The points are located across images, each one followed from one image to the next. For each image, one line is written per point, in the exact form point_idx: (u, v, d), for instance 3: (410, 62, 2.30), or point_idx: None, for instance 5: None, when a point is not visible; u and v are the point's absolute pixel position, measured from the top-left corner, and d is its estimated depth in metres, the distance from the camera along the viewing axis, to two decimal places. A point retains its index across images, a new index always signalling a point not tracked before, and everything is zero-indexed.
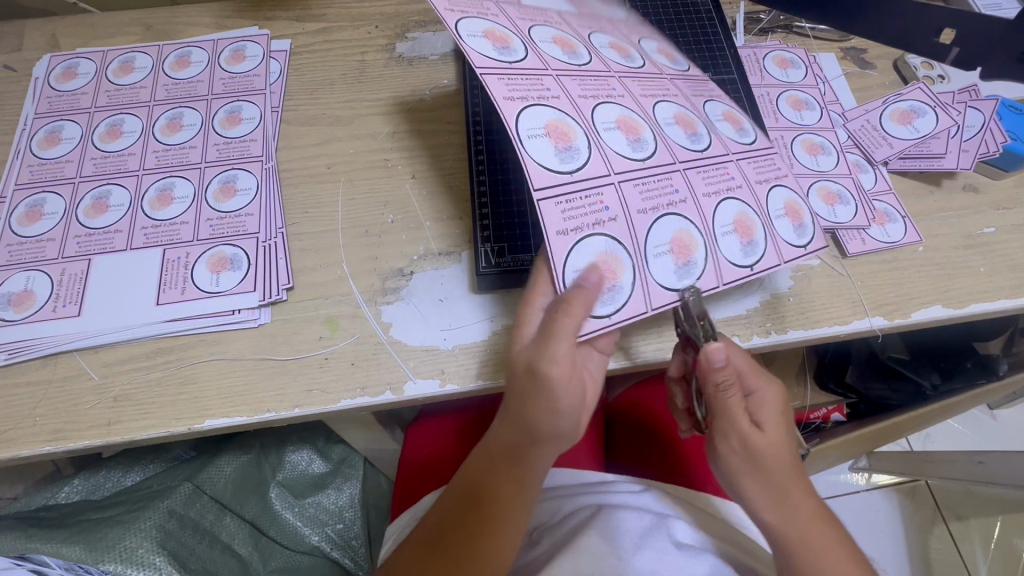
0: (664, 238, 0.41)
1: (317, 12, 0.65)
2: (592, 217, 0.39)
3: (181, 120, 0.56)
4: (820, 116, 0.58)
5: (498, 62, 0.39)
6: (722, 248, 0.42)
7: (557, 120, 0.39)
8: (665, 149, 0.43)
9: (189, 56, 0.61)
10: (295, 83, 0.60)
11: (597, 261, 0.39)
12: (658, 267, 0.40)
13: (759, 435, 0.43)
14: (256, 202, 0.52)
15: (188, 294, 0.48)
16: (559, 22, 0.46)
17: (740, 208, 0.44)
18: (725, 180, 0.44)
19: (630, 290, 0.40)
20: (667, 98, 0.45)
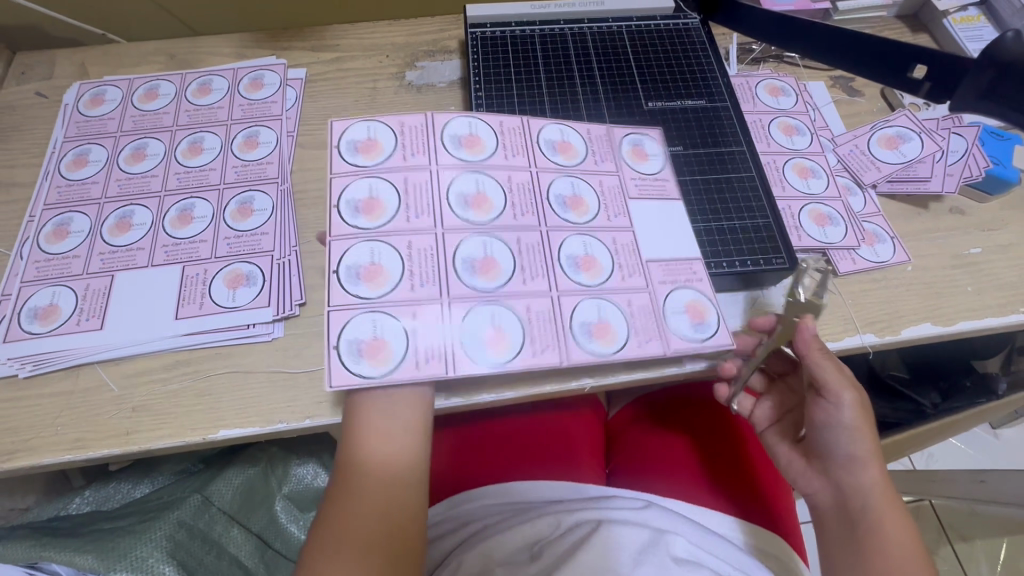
0: (676, 304, 0.46)
1: (332, 43, 0.69)
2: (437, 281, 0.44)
3: (202, 143, 0.59)
4: (810, 141, 0.61)
5: (463, 222, 0.46)
6: (672, 327, 0.45)
7: (474, 191, 0.47)
8: (540, 275, 0.46)
9: (210, 84, 0.64)
10: (310, 109, 0.64)
11: (598, 322, 0.45)
12: (674, 324, 0.46)
13: (839, 410, 0.45)
14: (271, 222, 0.55)
15: (206, 308, 0.50)
16: (503, 144, 0.49)
17: (695, 295, 0.47)
18: (686, 272, 0.48)
19: (626, 340, 0.45)
20: (592, 228, 0.48)
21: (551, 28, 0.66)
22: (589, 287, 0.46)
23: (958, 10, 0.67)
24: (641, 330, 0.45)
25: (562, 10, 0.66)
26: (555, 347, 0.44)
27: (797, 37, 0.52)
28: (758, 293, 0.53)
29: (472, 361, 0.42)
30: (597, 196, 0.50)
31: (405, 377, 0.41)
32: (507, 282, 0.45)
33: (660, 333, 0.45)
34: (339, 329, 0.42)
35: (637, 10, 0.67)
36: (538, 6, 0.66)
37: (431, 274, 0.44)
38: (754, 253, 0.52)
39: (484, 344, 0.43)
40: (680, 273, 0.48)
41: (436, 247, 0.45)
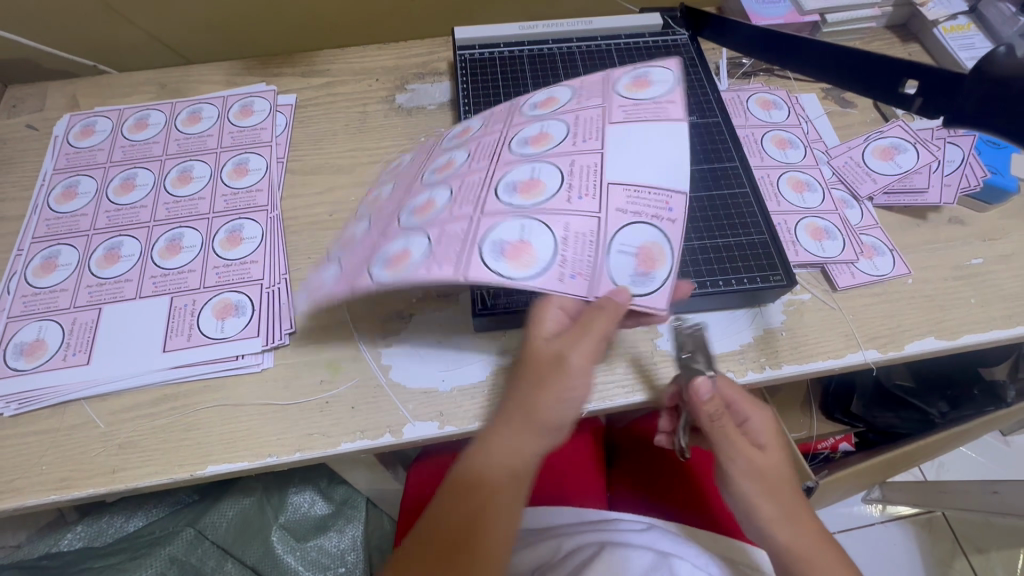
0: (631, 241, 0.41)
1: (321, 68, 0.69)
2: (387, 233, 0.45)
3: (191, 172, 0.59)
4: (804, 154, 0.60)
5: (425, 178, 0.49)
6: (609, 265, 0.40)
7: (444, 159, 0.49)
8: (469, 202, 0.43)
9: (200, 112, 0.64)
10: (300, 135, 0.63)
11: (517, 242, 0.40)
12: (615, 263, 0.40)
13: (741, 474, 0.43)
14: (261, 250, 0.54)
15: (194, 340, 0.49)
16: (488, 120, 0.50)
17: (649, 236, 0.41)
18: (655, 207, 0.41)
19: (547, 266, 0.40)
20: (559, 143, 0.44)
21: (540, 48, 0.65)
22: (531, 206, 0.42)
23: (948, 20, 0.68)
24: (571, 246, 0.41)
25: (550, 30, 0.66)
26: (455, 262, 0.40)
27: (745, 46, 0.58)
28: (756, 310, 0.52)
29: (377, 282, 0.42)
30: (575, 131, 0.45)
31: (332, 302, 0.45)
32: (437, 213, 0.44)
33: (592, 269, 0.40)
34: (321, 291, 0.49)
35: (625, 27, 0.67)
36: (526, 27, 0.66)
37: (387, 224, 0.48)
38: (753, 270, 0.50)
39: (389, 263, 0.42)
40: (653, 202, 0.41)
41: (399, 205, 0.49)
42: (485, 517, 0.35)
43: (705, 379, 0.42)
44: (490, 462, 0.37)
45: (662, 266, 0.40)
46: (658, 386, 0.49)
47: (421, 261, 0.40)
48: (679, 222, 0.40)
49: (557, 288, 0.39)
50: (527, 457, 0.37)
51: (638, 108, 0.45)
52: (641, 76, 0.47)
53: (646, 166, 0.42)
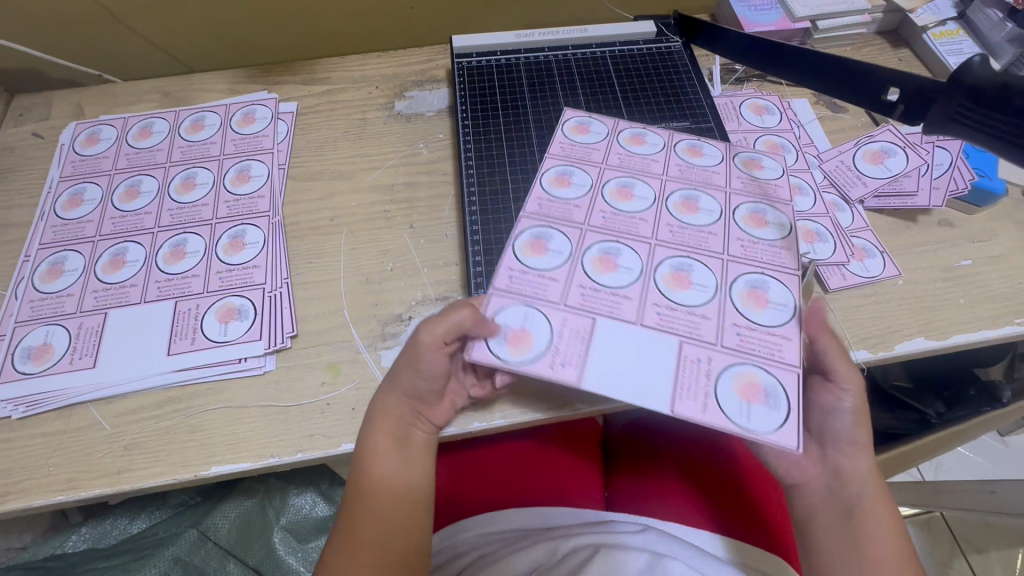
0: (521, 323, 0.44)
1: (322, 76, 0.70)
2: (586, 160, 0.54)
3: (195, 179, 0.60)
4: (796, 158, 0.61)
5: (619, 175, 0.53)
6: (506, 312, 0.44)
7: (630, 188, 0.52)
8: (564, 212, 0.50)
9: (203, 120, 0.65)
10: (302, 142, 0.65)
11: (538, 246, 0.48)
12: (510, 314, 0.44)
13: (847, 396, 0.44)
14: (263, 255, 0.55)
15: (198, 343, 0.51)
16: (697, 190, 0.52)
17: (539, 338, 0.43)
18: (579, 343, 0.43)
19: (525, 272, 0.47)
20: (652, 261, 0.47)
21: (536, 56, 0.67)
22: (581, 264, 0.47)
23: (937, 26, 0.69)
24: (543, 284, 0.46)
25: (546, 38, 0.68)
26: (533, 217, 0.50)
27: (726, 49, 0.60)
28: None
29: (540, 181, 0.53)
30: (645, 272, 0.47)
31: (551, 158, 0.54)
32: (562, 199, 0.51)
33: (513, 298, 0.45)
34: (621, 150, 0.55)
35: (619, 35, 0.68)
36: (523, 35, 0.67)
37: (614, 168, 0.53)
38: None
39: (555, 178, 0.53)
40: (574, 350, 0.43)
41: (609, 168, 0.53)
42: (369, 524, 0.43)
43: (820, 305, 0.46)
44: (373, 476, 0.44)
45: (529, 356, 0.42)
46: None
47: (527, 203, 0.51)
48: (554, 375, 0.42)
49: (500, 279, 0.46)
50: (411, 471, 0.45)
51: (708, 326, 0.44)
52: (785, 298, 0.45)
53: (607, 334, 0.43)
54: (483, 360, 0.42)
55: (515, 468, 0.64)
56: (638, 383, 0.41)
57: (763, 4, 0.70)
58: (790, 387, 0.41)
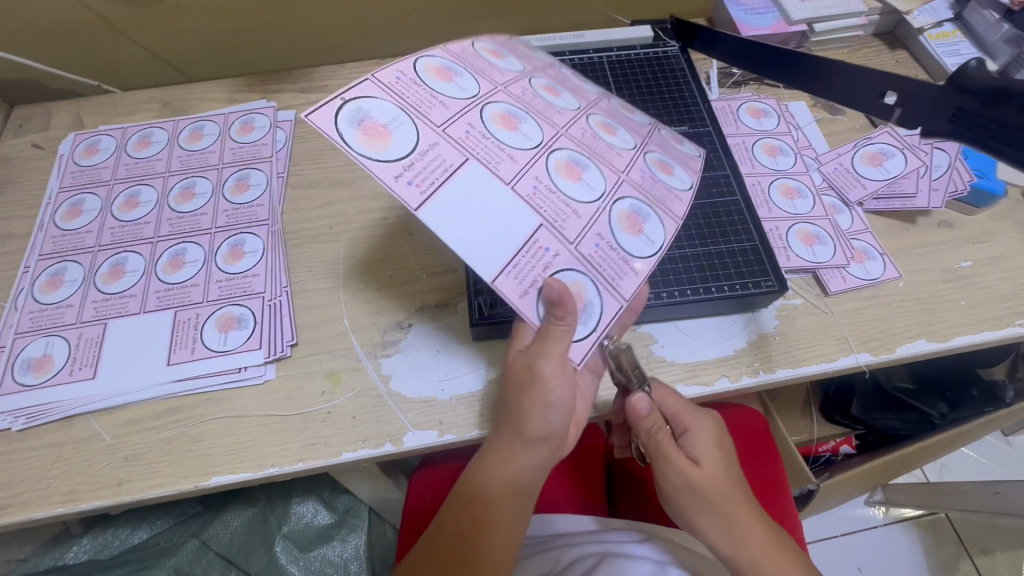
0: (390, 118, 0.35)
1: (321, 84, 0.71)
2: (528, 59, 0.46)
3: (194, 188, 0.60)
4: (794, 161, 0.61)
5: (550, 79, 0.46)
6: (379, 103, 0.35)
7: (559, 89, 0.45)
8: (487, 71, 0.42)
9: (202, 129, 0.65)
10: (300, 150, 0.65)
11: (442, 73, 0.39)
12: (382, 106, 0.35)
13: (685, 484, 0.44)
14: (262, 264, 0.55)
15: (198, 353, 0.50)
16: (622, 124, 0.46)
17: (400, 142, 0.35)
18: (438, 169, 0.35)
19: (414, 84, 0.37)
20: (552, 142, 0.40)
21: None
22: (480, 107, 0.39)
23: (934, 27, 0.69)
24: (431, 103, 0.37)
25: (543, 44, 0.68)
26: (451, 53, 0.41)
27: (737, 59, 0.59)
28: (750, 315, 0.53)
29: (473, 41, 0.44)
30: (542, 147, 0.39)
31: (494, 36, 0.47)
32: (488, 60, 0.43)
33: (392, 94, 0.36)
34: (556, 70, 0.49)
35: (616, 40, 0.68)
36: None
37: (548, 72, 0.47)
38: (744, 276, 0.51)
39: (491, 46, 0.45)
40: (430, 173, 0.35)
41: (548, 68, 0.47)
42: (496, 514, 0.43)
43: (643, 397, 0.45)
44: (487, 469, 0.43)
45: (382, 153, 0.34)
46: None
47: (450, 45, 0.42)
48: (392, 186, 0.34)
49: (387, 71, 0.37)
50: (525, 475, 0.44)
51: (579, 230, 0.38)
52: (656, 236, 0.41)
53: (470, 176, 0.36)
54: (319, 127, 0.33)
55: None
56: (477, 242, 0.35)
57: (759, 7, 0.70)
58: (608, 315, 0.39)
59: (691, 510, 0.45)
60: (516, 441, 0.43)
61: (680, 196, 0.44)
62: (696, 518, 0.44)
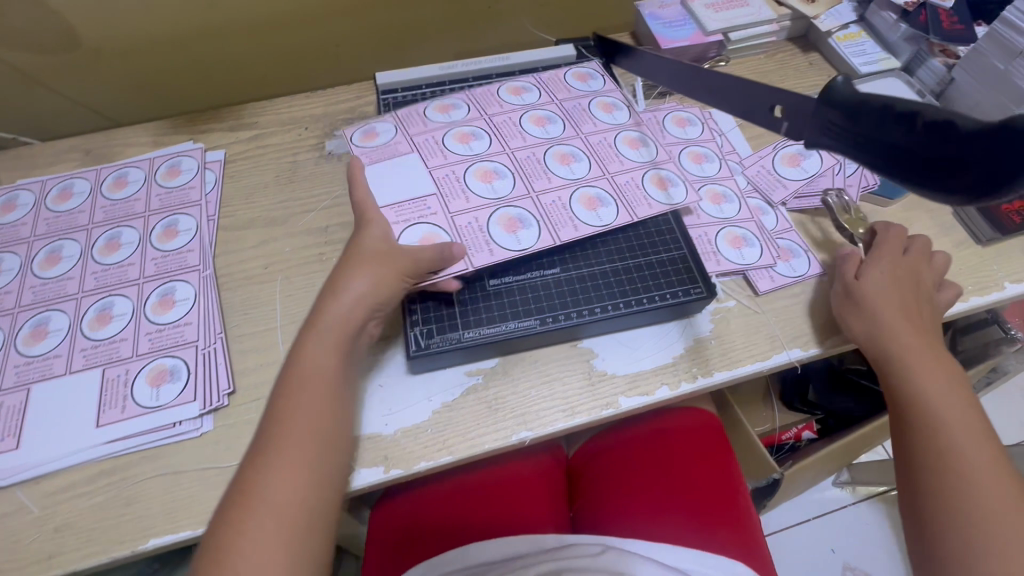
0: (385, 123, 0.59)
1: (250, 121, 0.69)
2: (549, 94, 0.63)
3: (120, 239, 0.58)
4: (719, 167, 0.63)
5: (554, 114, 0.61)
6: (377, 117, 0.59)
7: (545, 121, 0.60)
8: (490, 105, 0.61)
9: (127, 176, 0.63)
10: (230, 190, 0.64)
11: (447, 108, 0.61)
12: (381, 120, 0.59)
13: (894, 299, 0.50)
14: (194, 311, 0.54)
15: (129, 411, 0.49)
16: (588, 160, 0.57)
17: (383, 132, 0.58)
18: (387, 150, 0.56)
19: (427, 117, 0.60)
20: (489, 156, 0.57)
21: (460, 86, 0.66)
22: (451, 128, 0.59)
23: (840, 29, 0.73)
24: (415, 118, 0.59)
25: (469, 68, 0.67)
26: (471, 98, 0.62)
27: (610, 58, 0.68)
28: (685, 321, 0.54)
29: (504, 83, 0.64)
30: (478, 157, 0.57)
31: (528, 76, 0.65)
32: (502, 100, 0.62)
33: (402, 117, 0.60)
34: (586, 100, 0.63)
35: (541, 60, 0.68)
36: (446, 67, 0.67)
37: (570, 116, 0.61)
38: (675, 284, 0.53)
39: (516, 88, 0.63)
40: (382, 153, 0.56)
41: (561, 108, 0.62)
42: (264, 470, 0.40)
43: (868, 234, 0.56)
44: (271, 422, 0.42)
45: (370, 143, 0.57)
46: (596, 407, 0.51)
47: (479, 87, 0.64)
48: (356, 151, 0.57)
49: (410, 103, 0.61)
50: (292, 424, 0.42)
51: (469, 210, 0.53)
52: (527, 240, 0.51)
53: (402, 161, 0.56)
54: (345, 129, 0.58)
55: (465, 507, 0.61)
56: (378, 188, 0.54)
57: (675, 20, 0.72)
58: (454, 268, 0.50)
59: (902, 335, 0.49)
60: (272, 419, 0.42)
61: (569, 214, 0.53)
62: (911, 339, 0.49)
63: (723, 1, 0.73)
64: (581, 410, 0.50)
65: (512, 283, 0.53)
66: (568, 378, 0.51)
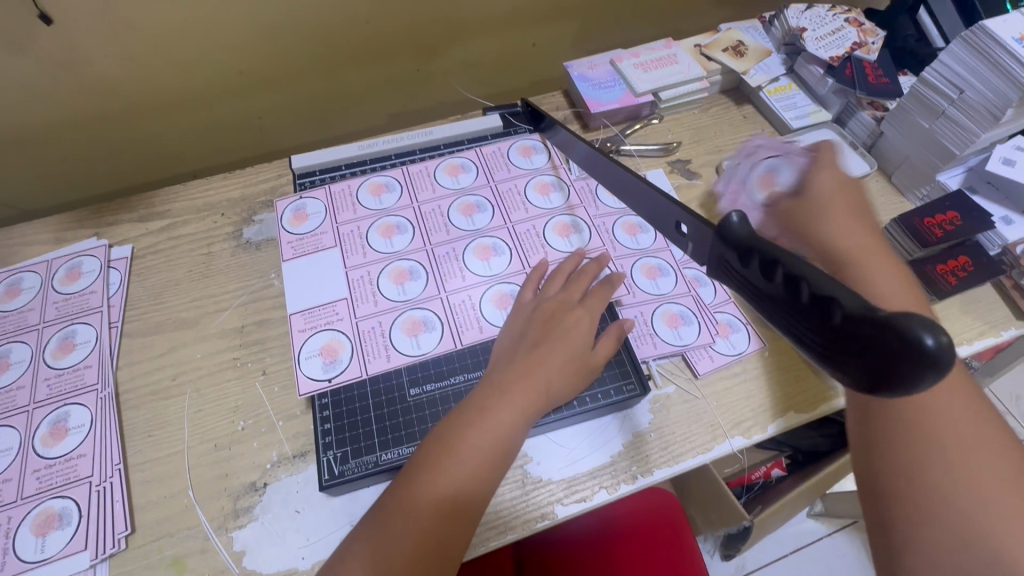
0: (317, 209, 0.61)
1: (161, 208, 0.65)
2: (484, 174, 0.63)
3: (9, 357, 0.53)
4: (654, 237, 0.60)
5: (487, 200, 0.61)
6: (310, 203, 0.61)
7: (471, 208, 0.61)
8: (423, 189, 0.62)
9: (20, 283, 0.58)
10: (138, 290, 0.59)
11: (379, 191, 0.62)
12: (312, 205, 0.61)
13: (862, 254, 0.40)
14: (90, 440, 0.49)
15: (9, 569, 0.44)
16: (508, 249, 0.58)
17: (313, 217, 0.60)
18: (312, 245, 0.58)
19: (359, 205, 0.61)
20: (408, 254, 0.57)
21: (382, 166, 0.64)
22: (379, 218, 0.60)
23: (770, 82, 0.72)
24: (347, 206, 0.61)
25: (390, 146, 0.65)
26: (407, 179, 0.63)
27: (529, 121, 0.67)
28: (623, 413, 0.52)
29: (444, 161, 0.64)
30: (395, 254, 0.57)
31: (467, 153, 0.65)
32: (438, 183, 0.62)
33: (335, 205, 0.61)
34: (521, 181, 0.63)
35: (467, 132, 0.67)
36: (366, 145, 0.65)
37: (503, 200, 0.61)
38: (608, 381, 0.51)
39: (452, 167, 0.64)
40: (308, 247, 0.58)
41: (493, 191, 0.62)
42: None
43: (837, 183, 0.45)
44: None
45: (295, 228, 0.59)
46: (531, 518, 0.47)
47: (414, 165, 0.64)
48: (282, 243, 0.59)
49: (348, 185, 0.62)
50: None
51: (375, 316, 0.54)
52: (427, 345, 0.52)
53: (325, 258, 0.57)
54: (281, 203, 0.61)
55: None
56: (295, 289, 0.56)
57: (605, 80, 0.71)
58: (347, 375, 0.50)
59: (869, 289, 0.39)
60: (459, 462, 0.41)
61: (472, 317, 0.53)
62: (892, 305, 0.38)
63: (651, 59, 0.72)
64: (516, 526, 0.47)
65: (436, 393, 0.50)
66: (500, 488, 0.48)
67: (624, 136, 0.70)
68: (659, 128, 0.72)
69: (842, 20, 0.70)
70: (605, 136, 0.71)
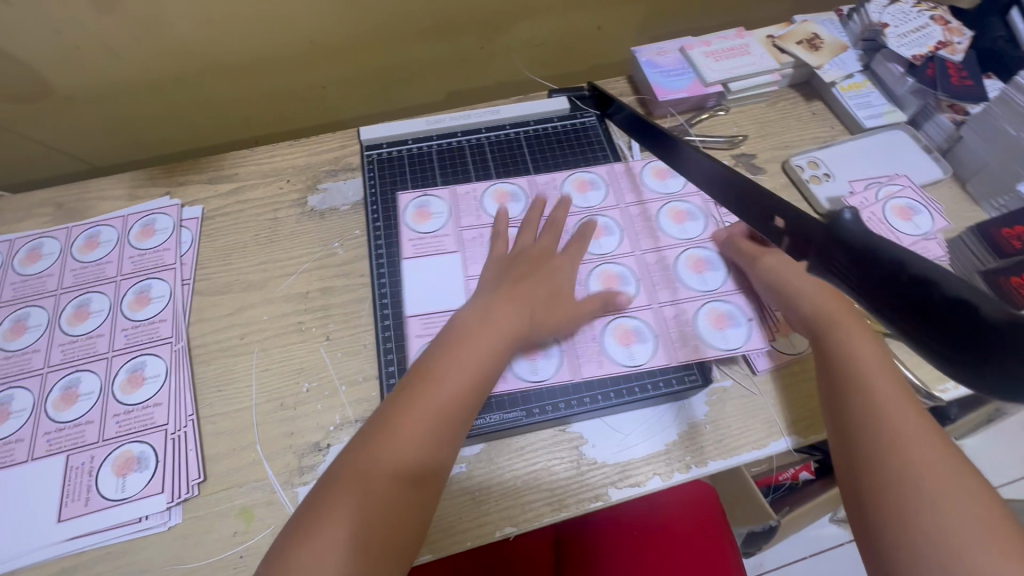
0: (433, 207, 0.61)
1: (230, 172, 0.66)
2: (617, 195, 0.62)
3: (89, 307, 0.56)
4: (715, 220, 0.60)
5: (619, 224, 0.60)
6: (430, 199, 0.62)
7: (600, 230, 0.60)
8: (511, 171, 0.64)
9: (98, 236, 0.61)
10: (207, 250, 0.61)
11: (506, 198, 0.62)
12: (433, 202, 0.62)
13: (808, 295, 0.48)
14: (165, 390, 0.52)
15: (92, 504, 0.46)
16: (638, 279, 0.57)
17: (435, 218, 0.60)
18: (435, 245, 0.59)
19: (480, 212, 0.61)
20: None
21: (448, 143, 0.66)
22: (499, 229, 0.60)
23: (844, 79, 0.70)
24: (469, 211, 0.61)
25: (456, 123, 0.67)
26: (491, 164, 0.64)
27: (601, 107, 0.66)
28: (679, 405, 0.52)
29: (578, 171, 0.64)
30: None
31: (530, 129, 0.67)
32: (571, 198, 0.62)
33: (455, 209, 0.61)
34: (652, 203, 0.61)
35: (533, 114, 0.68)
36: (432, 121, 0.67)
37: (636, 225, 0.60)
38: (669, 372, 0.52)
39: (588, 183, 0.63)
40: (430, 248, 0.59)
41: (625, 215, 0.61)
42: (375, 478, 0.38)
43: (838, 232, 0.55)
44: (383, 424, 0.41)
45: (414, 224, 0.60)
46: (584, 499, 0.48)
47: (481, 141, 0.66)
48: (404, 240, 0.59)
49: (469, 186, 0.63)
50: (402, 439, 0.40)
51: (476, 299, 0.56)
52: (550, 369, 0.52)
53: (446, 260, 0.58)
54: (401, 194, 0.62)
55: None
56: (417, 290, 0.56)
57: (673, 68, 0.70)
58: None
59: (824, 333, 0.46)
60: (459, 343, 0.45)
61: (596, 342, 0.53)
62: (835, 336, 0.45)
63: (723, 49, 0.70)
64: (568, 505, 0.47)
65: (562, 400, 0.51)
66: (555, 467, 0.49)
67: (689, 125, 0.69)
68: (725, 120, 0.71)
69: (926, 18, 0.67)
70: (670, 125, 0.70)
